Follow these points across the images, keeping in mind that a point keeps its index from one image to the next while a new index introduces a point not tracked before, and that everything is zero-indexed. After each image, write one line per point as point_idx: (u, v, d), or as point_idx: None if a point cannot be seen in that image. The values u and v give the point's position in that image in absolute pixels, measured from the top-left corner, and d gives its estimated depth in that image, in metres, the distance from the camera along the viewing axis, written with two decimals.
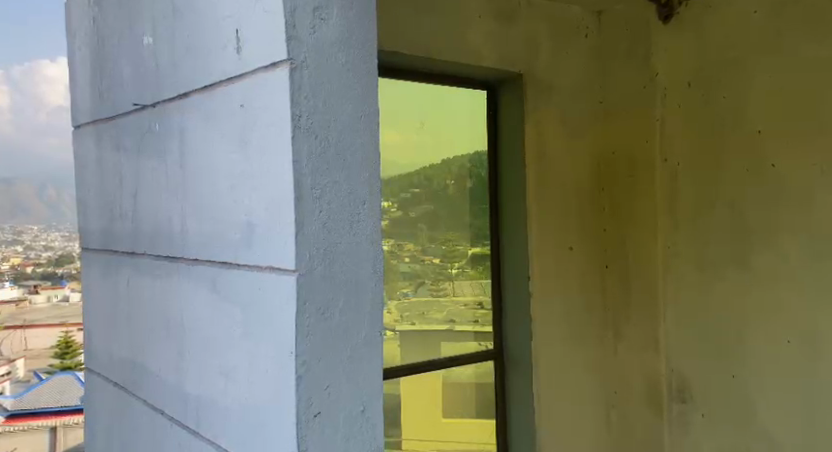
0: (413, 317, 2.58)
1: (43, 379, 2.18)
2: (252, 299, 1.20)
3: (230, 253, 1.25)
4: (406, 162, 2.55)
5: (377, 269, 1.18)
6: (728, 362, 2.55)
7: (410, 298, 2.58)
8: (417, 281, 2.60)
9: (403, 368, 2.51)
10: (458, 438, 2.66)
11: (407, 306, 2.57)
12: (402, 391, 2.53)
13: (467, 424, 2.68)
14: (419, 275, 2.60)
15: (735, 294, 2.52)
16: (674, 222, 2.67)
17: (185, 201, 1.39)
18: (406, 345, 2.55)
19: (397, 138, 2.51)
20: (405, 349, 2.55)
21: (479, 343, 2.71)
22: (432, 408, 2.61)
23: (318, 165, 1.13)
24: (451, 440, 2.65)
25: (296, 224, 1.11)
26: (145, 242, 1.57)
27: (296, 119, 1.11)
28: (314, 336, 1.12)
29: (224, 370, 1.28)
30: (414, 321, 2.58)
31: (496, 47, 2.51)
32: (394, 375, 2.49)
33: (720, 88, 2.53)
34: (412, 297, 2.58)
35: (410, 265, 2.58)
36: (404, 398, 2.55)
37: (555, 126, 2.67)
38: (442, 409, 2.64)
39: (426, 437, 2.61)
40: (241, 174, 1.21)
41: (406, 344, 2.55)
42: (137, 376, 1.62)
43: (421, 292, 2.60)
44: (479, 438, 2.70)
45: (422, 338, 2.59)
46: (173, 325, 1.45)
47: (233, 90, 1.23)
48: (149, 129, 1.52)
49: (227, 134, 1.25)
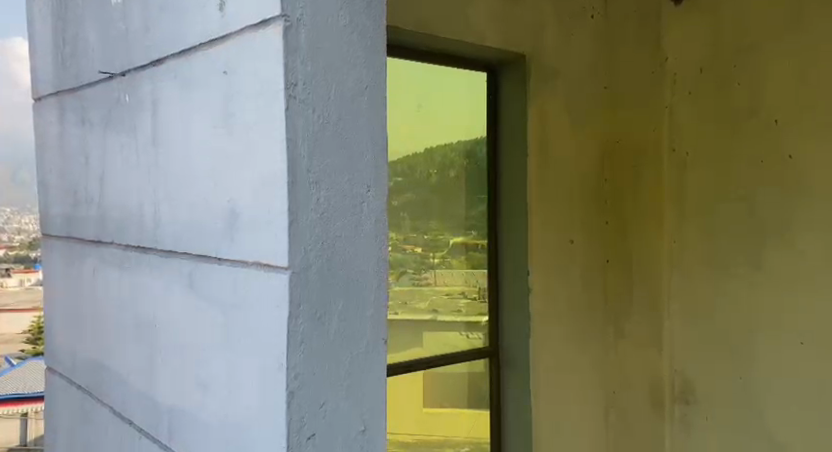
0: (395, 306, 2.35)
1: (13, 365, 1.88)
2: (235, 301, 1.02)
3: (210, 245, 1.08)
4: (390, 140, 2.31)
5: (381, 267, 1.02)
6: (737, 363, 2.49)
7: (392, 287, 2.33)
8: (399, 269, 2.36)
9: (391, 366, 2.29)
10: (453, 433, 2.48)
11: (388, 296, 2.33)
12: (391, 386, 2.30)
13: (458, 414, 2.50)
14: (402, 263, 2.37)
15: (744, 293, 2.46)
16: (680, 214, 2.61)
17: (158, 184, 1.22)
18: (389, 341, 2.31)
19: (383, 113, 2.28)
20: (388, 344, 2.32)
21: (462, 334, 2.51)
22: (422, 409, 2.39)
23: (315, 144, 0.95)
24: (445, 436, 2.46)
25: (289, 213, 0.93)
26: (112, 229, 1.39)
27: (290, 88, 0.93)
28: (309, 346, 0.95)
29: (202, 380, 1.11)
30: (397, 312, 2.34)
31: (499, 26, 2.33)
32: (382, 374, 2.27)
33: (736, 75, 2.47)
34: (394, 287, 2.34)
35: (392, 254, 2.34)
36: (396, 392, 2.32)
37: (559, 113, 2.52)
38: (433, 400, 2.43)
39: (416, 429, 2.38)
40: (222, 153, 1.04)
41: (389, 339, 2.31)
42: (102, 379, 1.44)
43: (403, 281, 2.37)
44: (466, 433, 2.52)
45: (409, 332, 2.37)
46: (143, 323, 1.29)
47: (216, 57, 1.05)
48: (117, 102, 1.34)
49: (207, 106, 1.07)
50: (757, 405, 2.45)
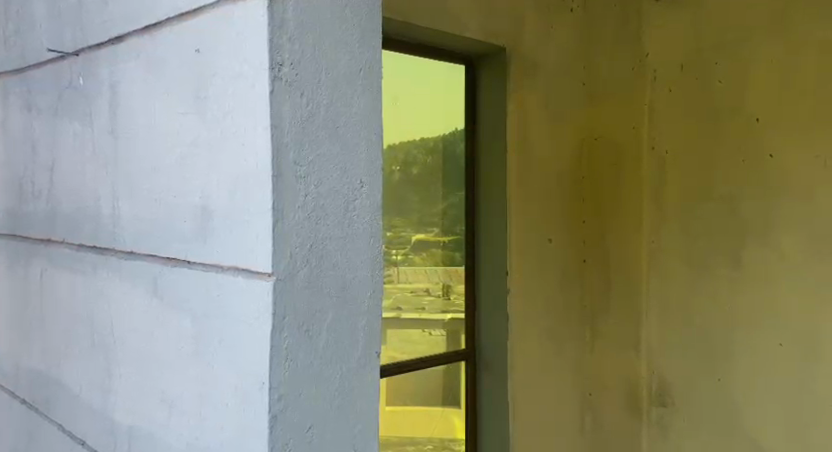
0: None
1: None
2: (206, 310, 0.90)
3: (178, 246, 0.96)
4: None
5: (375, 272, 0.90)
6: (713, 365, 2.45)
7: None
8: None
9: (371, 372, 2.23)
10: (418, 430, 2.40)
11: None
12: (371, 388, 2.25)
13: (424, 412, 2.41)
14: None
15: (722, 296, 2.42)
16: (661, 217, 2.56)
17: (118, 177, 1.10)
18: None
19: None
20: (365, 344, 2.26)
21: (423, 331, 2.42)
22: (384, 407, 2.31)
23: (304, 132, 0.83)
24: (414, 432, 2.40)
25: (274, 212, 0.81)
26: (63, 228, 1.27)
27: (276, 68, 0.81)
28: (295, 363, 0.83)
29: (167, 398, 0.99)
30: None
31: (470, 16, 2.28)
32: None
33: (717, 72, 2.42)
34: None
35: None
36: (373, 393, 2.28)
37: (537, 108, 2.49)
38: (410, 400, 2.37)
39: (393, 429, 2.34)
40: (194, 142, 0.92)
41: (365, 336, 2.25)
42: (52, 393, 1.31)
43: None
44: (446, 433, 2.48)
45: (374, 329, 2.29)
46: (98, 330, 1.16)
47: (186, 32, 0.93)
48: (70, 84, 1.23)
49: (174, 90, 0.96)
50: (735, 407, 2.40)
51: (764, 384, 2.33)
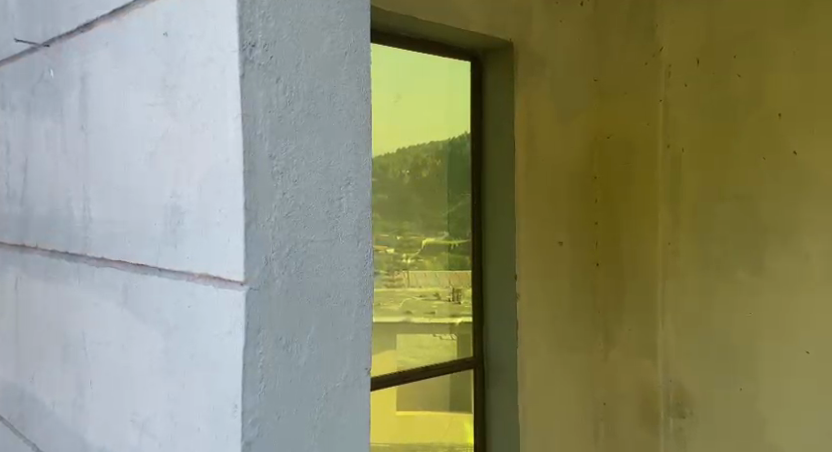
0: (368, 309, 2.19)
1: None
2: (176, 323, 0.81)
3: (149, 252, 0.86)
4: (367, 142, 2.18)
5: (364, 279, 0.81)
6: (736, 375, 2.33)
7: None
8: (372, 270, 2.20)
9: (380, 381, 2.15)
10: (425, 436, 2.32)
11: None
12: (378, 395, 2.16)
13: (433, 417, 2.33)
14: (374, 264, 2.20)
15: (743, 301, 2.31)
16: (674, 219, 2.45)
17: (89, 177, 1.01)
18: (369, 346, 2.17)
19: None
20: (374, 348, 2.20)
21: (434, 335, 2.36)
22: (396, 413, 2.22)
23: (281, 122, 0.74)
24: (424, 438, 2.32)
25: (247, 212, 0.71)
26: (38, 231, 1.19)
27: (247, 49, 0.71)
28: (272, 382, 0.73)
29: (139, 420, 0.89)
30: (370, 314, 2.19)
31: (476, 11, 2.19)
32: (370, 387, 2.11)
33: (735, 66, 2.31)
34: None
35: None
36: (382, 400, 2.19)
37: (547, 107, 2.42)
38: (420, 405, 2.29)
39: (403, 435, 2.25)
40: (163, 137, 0.83)
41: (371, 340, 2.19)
42: (26, 409, 1.23)
43: (376, 283, 2.21)
44: (457, 438, 2.40)
45: (382, 335, 2.21)
46: (70, 343, 1.08)
47: (155, 15, 0.83)
48: (42, 78, 1.15)
49: (142, 79, 0.87)
50: (757, 419, 2.29)
51: (788, 395, 2.21)
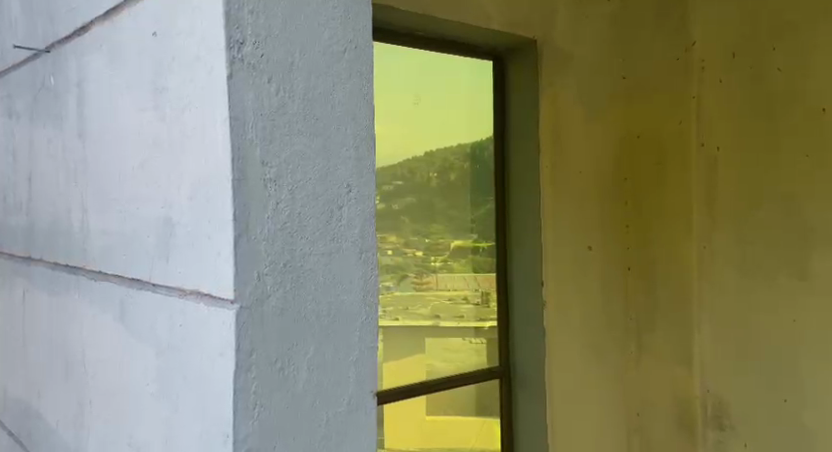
0: (396, 312, 2.23)
1: None
2: (170, 343, 0.75)
3: (142, 264, 0.81)
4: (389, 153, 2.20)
5: (367, 294, 0.75)
6: (778, 385, 2.23)
7: (392, 292, 2.21)
8: (400, 274, 2.23)
9: (400, 390, 2.16)
10: (455, 440, 2.32)
11: (389, 301, 2.21)
12: (403, 403, 2.18)
13: (464, 422, 2.33)
14: (403, 267, 2.23)
15: (784, 307, 2.22)
16: (711, 221, 2.37)
17: (86, 186, 0.97)
18: (392, 346, 2.21)
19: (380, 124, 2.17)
20: (400, 350, 2.23)
21: (465, 339, 2.35)
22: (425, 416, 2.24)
23: (274, 126, 0.68)
24: (454, 442, 2.32)
25: (236, 224, 0.66)
26: (42, 243, 1.15)
27: (235, 47, 0.66)
28: (266, 408, 0.67)
29: (134, 443, 0.85)
30: (397, 317, 2.23)
31: (496, 9, 2.15)
32: (392, 393, 2.14)
33: (775, 60, 2.21)
34: (395, 292, 2.22)
35: (393, 258, 2.22)
36: (410, 406, 2.21)
37: (573, 106, 2.34)
38: (450, 409, 2.30)
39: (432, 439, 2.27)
40: (155, 142, 0.78)
41: (392, 341, 2.22)
42: (32, 426, 1.19)
43: (405, 286, 2.23)
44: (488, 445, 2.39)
45: (408, 337, 2.24)
46: (70, 364, 1.04)
47: (144, 14, 0.79)
48: (43, 85, 1.11)
49: (135, 80, 0.81)
50: (800, 432, 2.19)
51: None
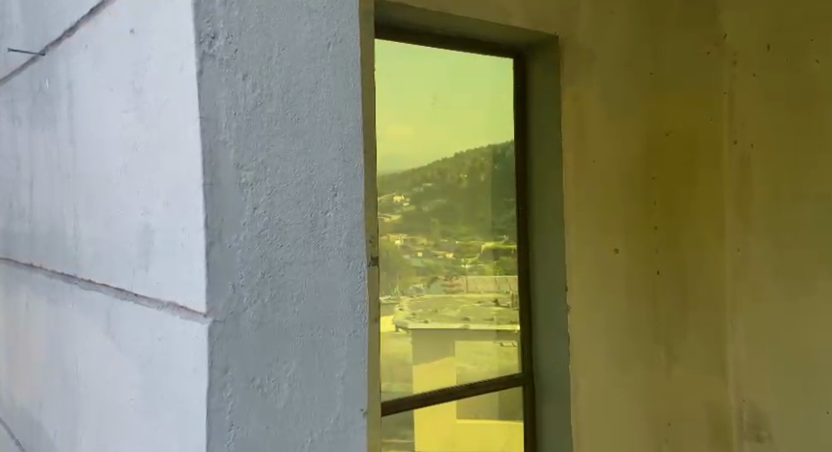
0: (426, 315, 2.20)
1: None
2: (151, 356, 0.71)
3: (125, 273, 0.78)
4: (409, 157, 2.16)
5: (355, 304, 0.70)
6: (817, 390, 2.25)
7: (423, 294, 2.19)
8: (430, 275, 2.20)
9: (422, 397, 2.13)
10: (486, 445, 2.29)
11: (419, 303, 2.18)
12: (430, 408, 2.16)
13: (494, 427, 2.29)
14: (434, 269, 2.21)
15: (825, 311, 2.22)
16: (745, 223, 2.39)
17: (78, 193, 0.93)
18: (420, 348, 2.18)
19: (400, 127, 2.13)
20: (430, 353, 2.20)
21: (498, 343, 2.31)
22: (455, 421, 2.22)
23: (250, 126, 0.64)
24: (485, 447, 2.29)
25: (208, 231, 0.61)
26: (41, 249, 1.12)
27: (205, 42, 0.61)
28: (242, 429, 0.63)
29: None
30: (426, 319, 2.20)
31: (517, 5, 2.09)
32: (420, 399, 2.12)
33: (813, 51, 2.24)
34: (425, 294, 2.19)
35: (423, 260, 2.19)
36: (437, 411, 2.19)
37: (597, 103, 2.27)
38: (481, 413, 2.27)
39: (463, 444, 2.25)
40: (135, 145, 0.74)
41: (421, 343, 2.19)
42: (35, 435, 1.16)
43: (434, 288, 2.21)
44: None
45: (436, 340, 2.21)
46: (66, 378, 1.01)
47: (122, 11, 0.75)
48: (40, 89, 1.08)
49: (118, 80, 0.77)
50: None
51: None
